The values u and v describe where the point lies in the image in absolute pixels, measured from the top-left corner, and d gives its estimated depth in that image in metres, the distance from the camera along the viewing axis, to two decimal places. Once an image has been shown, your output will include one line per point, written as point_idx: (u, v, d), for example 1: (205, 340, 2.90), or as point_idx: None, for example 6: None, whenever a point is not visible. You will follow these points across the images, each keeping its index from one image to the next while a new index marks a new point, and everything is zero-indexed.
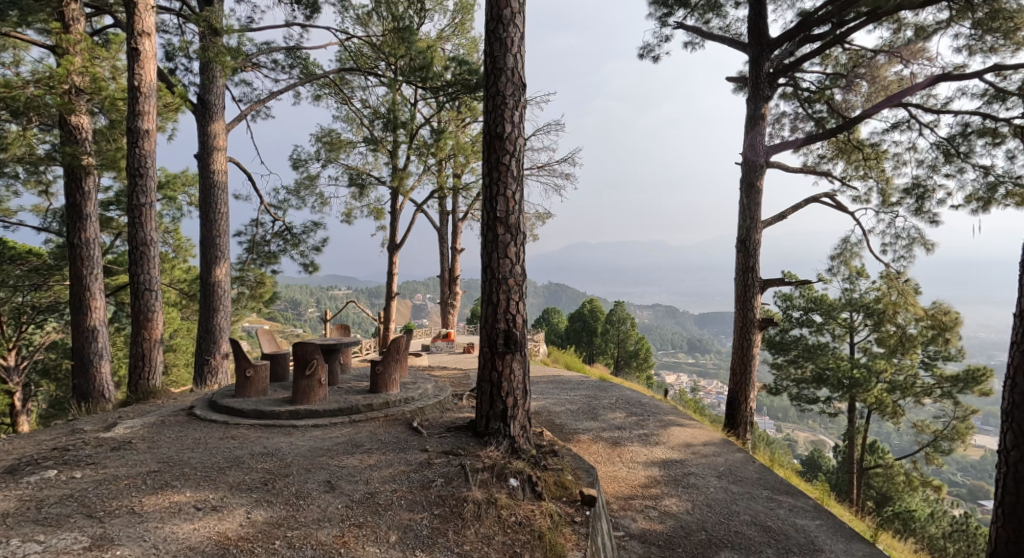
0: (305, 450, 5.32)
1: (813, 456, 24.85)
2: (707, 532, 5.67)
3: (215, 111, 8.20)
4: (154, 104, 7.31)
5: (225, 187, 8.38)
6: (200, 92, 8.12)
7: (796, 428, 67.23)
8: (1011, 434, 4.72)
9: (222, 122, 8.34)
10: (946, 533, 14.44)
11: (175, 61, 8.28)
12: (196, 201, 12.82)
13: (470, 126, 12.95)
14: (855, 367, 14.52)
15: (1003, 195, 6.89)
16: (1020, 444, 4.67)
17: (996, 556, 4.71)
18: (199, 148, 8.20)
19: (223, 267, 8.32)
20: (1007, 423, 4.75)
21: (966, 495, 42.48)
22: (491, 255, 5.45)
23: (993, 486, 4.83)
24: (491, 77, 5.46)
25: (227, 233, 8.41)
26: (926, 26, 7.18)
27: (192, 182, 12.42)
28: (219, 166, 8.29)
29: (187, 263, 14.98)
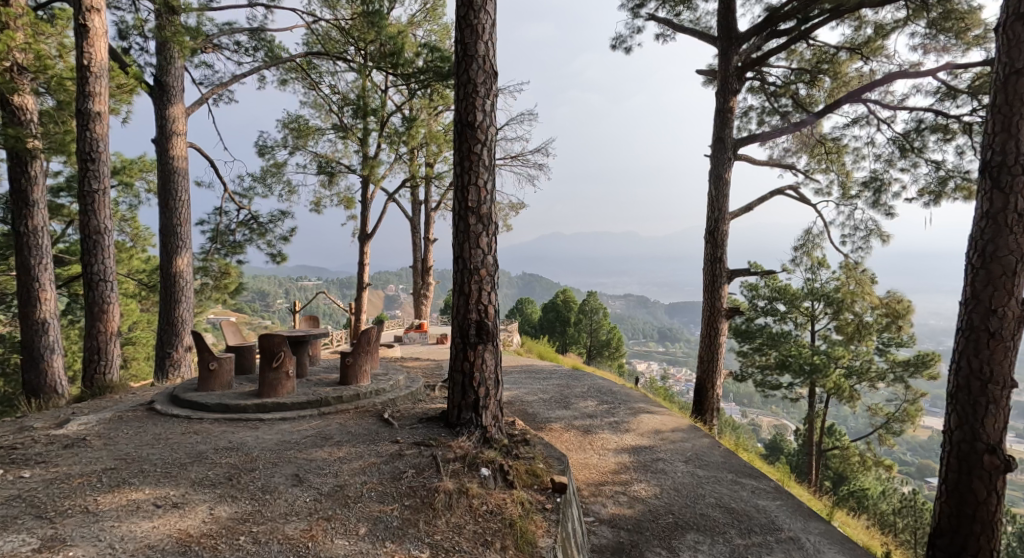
0: (273, 444, 5.27)
1: (775, 439, 25.69)
2: (674, 515, 5.81)
3: (174, 93, 7.95)
4: (106, 86, 7.05)
5: (186, 173, 8.16)
6: (158, 74, 7.85)
7: (760, 413, 69.22)
8: (954, 417, 4.95)
9: (181, 106, 8.09)
10: (896, 509, 15.13)
11: (130, 40, 7.97)
12: (155, 189, 12.48)
13: (443, 114, 12.77)
14: (815, 353, 14.95)
15: (953, 188, 7.16)
16: (962, 425, 4.90)
17: (940, 530, 4.99)
18: (157, 133, 7.95)
19: (185, 256, 8.12)
20: (952, 405, 4.99)
21: (914, 473, 44.45)
22: (463, 245, 5.45)
23: (938, 464, 5.09)
24: (463, 65, 5.43)
25: (188, 222, 8.21)
26: (884, 24, 7.37)
27: (149, 168, 12.06)
28: (179, 152, 8.06)
29: (146, 253, 14.58)
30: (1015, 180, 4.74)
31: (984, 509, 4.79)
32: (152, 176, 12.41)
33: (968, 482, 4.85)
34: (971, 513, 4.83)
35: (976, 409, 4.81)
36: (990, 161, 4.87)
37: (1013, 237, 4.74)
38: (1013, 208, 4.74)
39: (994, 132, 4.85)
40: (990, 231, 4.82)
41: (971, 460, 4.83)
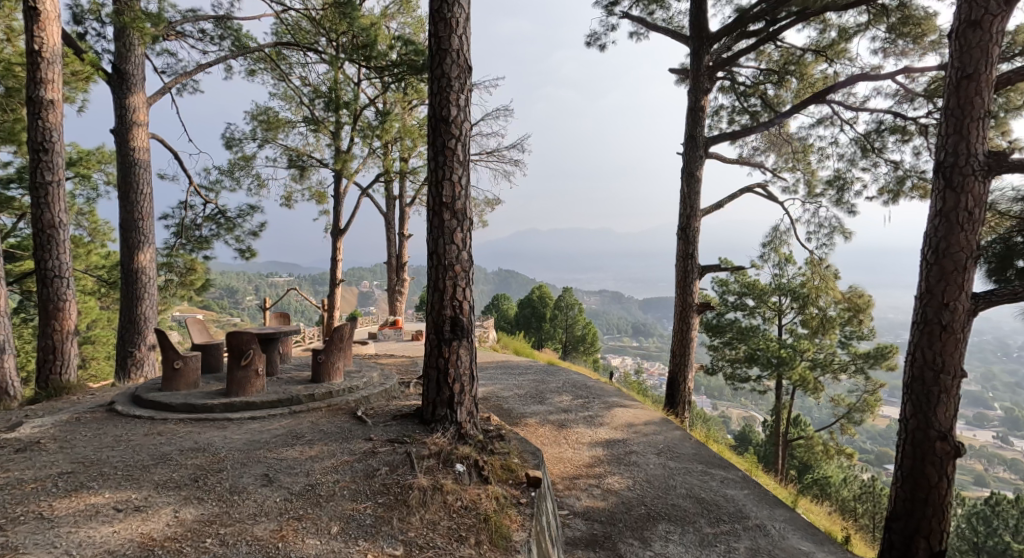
0: (242, 444, 5.19)
1: (744, 431, 26.31)
2: (646, 506, 5.90)
3: (134, 82, 7.71)
4: (59, 72, 6.82)
5: (148, 165, 7.95)
6: (116, 61, 7.60)
7: (730, 405, 70.61)
8: (909, 405, 5.15)
9: (142, 95, 7.86)
10: (856, 496, 15.69)
11: (85, 24, 7.70)
12: (114, 181, 12.13)
13: (417, 108, 12.66)
14: (782, 347, 15.32)
15: (909, 187, 7.39)
16: (916, 414, 5.10)
17: (896, 514, 5.20)
18: (116, 124, 7.72)
19: (148, 252, 7.92)
20: (907, 395, 5.18)
21: (873, 460, 46.00)
22: (438, 241, 5.43)
23: (894, 451, 5.29)
24: (436, 59, 5.40)
25: (150, 216, 8.00)
26: (848, 27, 7.55)
27: (107, 159, 11.73)
28: (140, 143, 7.84)
29: (106, 249, 14.19)
30: (967, 180, 4.92)
31: (935, 493, 5.02)
32: (111, 168, 12.08)
33: (921, 468, 5.06)
34: (923, 497, 5.05)
35: (930, 399, 5.01)
36: (943, 162, 5.04)
37: (964, 234, 4.92)
38: (964, 207, 4.93)
39: (947, 133, 5.03)
40: (943, 229, 5.00)
41: (924, 447, 5.04)
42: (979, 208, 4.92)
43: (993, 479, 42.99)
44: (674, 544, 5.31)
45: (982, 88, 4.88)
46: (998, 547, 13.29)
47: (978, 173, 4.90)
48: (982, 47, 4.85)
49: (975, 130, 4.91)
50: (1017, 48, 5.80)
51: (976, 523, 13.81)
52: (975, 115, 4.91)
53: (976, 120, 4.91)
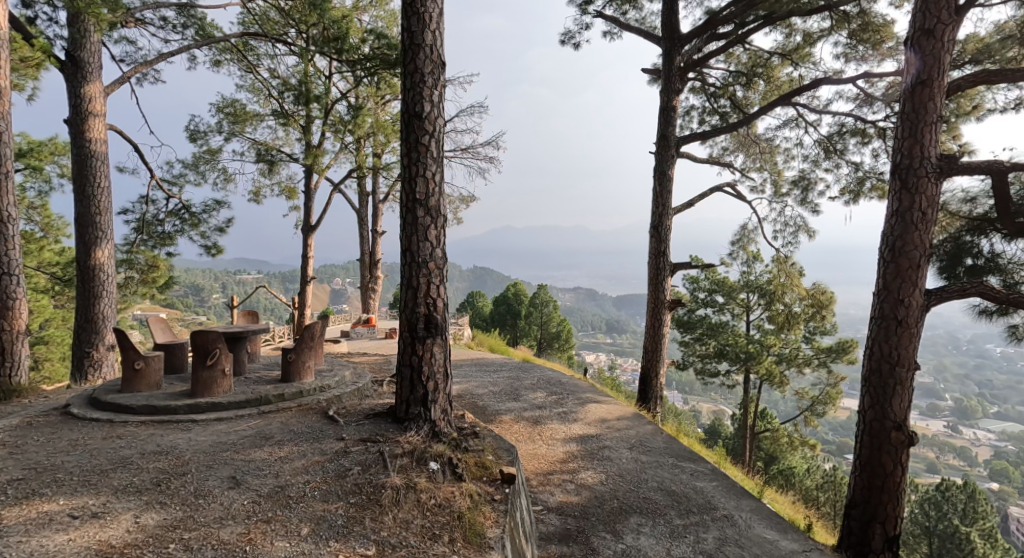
0: (208, 446, 5.07)
1: (713, 424, 26.81)
2: (619, 500, 5.96)
3: (89, 71, 7.46)
4: (6, 58, 6.56)
5: (106, 157, 7.71)
6: (69, 48, 7.34)
7: (701, 400, 71.86)
8: (868, 397, 5.33)
9: (98, 85, 7.60)
10: (819, 485, 16.13)
11: (36, 9, 7.40)
12: (68, 174, 11.72)
13: (391, 103, 12.51)
14: (750, 342, 15.65)
15: (869, 188, 7.59)
16: (874, 405, 5.28)
17: (855, 500, 5.41)
18: (70, 113, 7.45)
19: (106, 248, 7.68)
20: (865, 387, 5.36)
21: (835, 450, 47.42)
22: (412, 238, 5.38)
23: (853, 440, 5.48)
24: (409, 54, 5.34)
25: (108, 211, 7.75)
26: (812, 32, 7.71)
27: (61, 151, 11.33)
28: (97, 134, 7.59)
29: (60, 245, 13.70)
30: (921, 182, 5.07)
31: (891, 480, 5.22)
32: (65, 159, 11.66)
33: (878, 457, 5.25)
34: (880, 484, 5.26)
35: (887, 391, 5.19)
36: (899, 164, 5.19)
37: (918, 234, 5.08)
38: (919, 208, 5.08)
39: (902, 137, 5.19)
40: (899, 228, 5.16)
41: (881, 436, 5.23)
42: (932, 209, 5.09)
43: (944, 467, 44.74)
44: (645, 536, 5.37)
45: (934, 94, 5.04)
46: (949, 530, 13.81)
47: (931, 175, 5.06)
48: (934, 54, 5.00)
49: (928, 133, 5.08)
50: (967, 57, 5.94)
51: (928, 509, 14.30)
52: (929, 119, 5.07)
53: (929, 124, 5.07)
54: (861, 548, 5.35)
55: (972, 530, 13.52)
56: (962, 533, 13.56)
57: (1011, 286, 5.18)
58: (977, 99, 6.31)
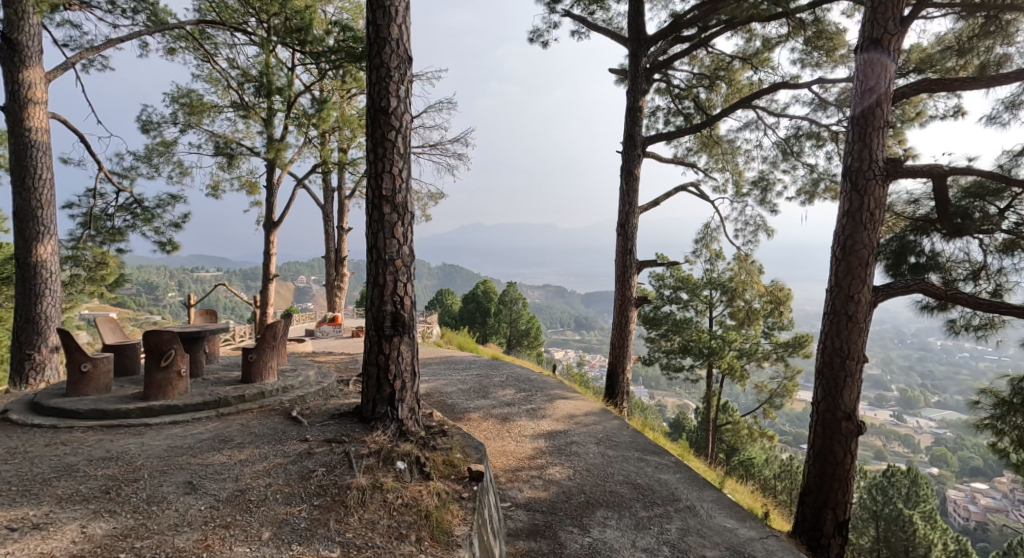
0: (161, 450, 4.90)
1: (678, 418, 27.33)
2: (586, 494, 6.01)
3: (28, 55, 7.11)
4: None
5: (47, 147, 7.36)
6: (6, 31, 6.98)
7: (666, 395, 73.17)
8: (821, 389, 5.49)
9: (39, 70, 7.25)
10: (777, 475, 16.60)
11: None
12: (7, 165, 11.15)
13: (356, 97, 12.29)
14: (712, 338, 16.01)
15: (823, 189, 7.81)
16: (826, 397, 5.45)
17: (809, 489, 5.58)
18: (8, 100, 7.08)
19: (48, 244, 7.35)
20: (819, 379, 5.52)
21: (793, 441, 48.94)
22: (378, 235, 5.30)
23: (808, 431, 5.64)
24: (375, 47, 5.25)
25: (51, 204, 7.42)
26: (771, 38, 7.89)
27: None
28: (37, 122, 7.24)
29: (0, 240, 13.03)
30: (870, 184, 5.24)
31: (841, 468, 5.40)
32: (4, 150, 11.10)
33: (830, 446, 5.43)
34: (832, 472, 5.43)
35: (839, 382, 5.36)
36: (850, 167, 5.36)
37: (867, 233, 5.25)
38: (867, 208, 5.25)
39: (852, 141, 5.35)
40: (850, 227, 5.32)
41: (832, 426, 5.41)
42: (880, 209, 5.26)
43: (892, 454, 46.58)
44: (611, 529, 5.43)
45: (882, 99, 5.21)
46: (894, 513, 14.31)
47: (879, 177, 5.23)
48: (881, 62, 5.17)
49: (876, 137, 5.25)
50: (913, 65, 6.20)
51: (875, 494, 14.78)
52: (876, 124, 5.24)
53: (877, 129, 5.23)
54: (814, 534, 5.52)
55: (914, 513, 14.06)
56: (905, 516, 14.07)
57: (951, 283, 5.44)
58: (920, 106, 6.57)
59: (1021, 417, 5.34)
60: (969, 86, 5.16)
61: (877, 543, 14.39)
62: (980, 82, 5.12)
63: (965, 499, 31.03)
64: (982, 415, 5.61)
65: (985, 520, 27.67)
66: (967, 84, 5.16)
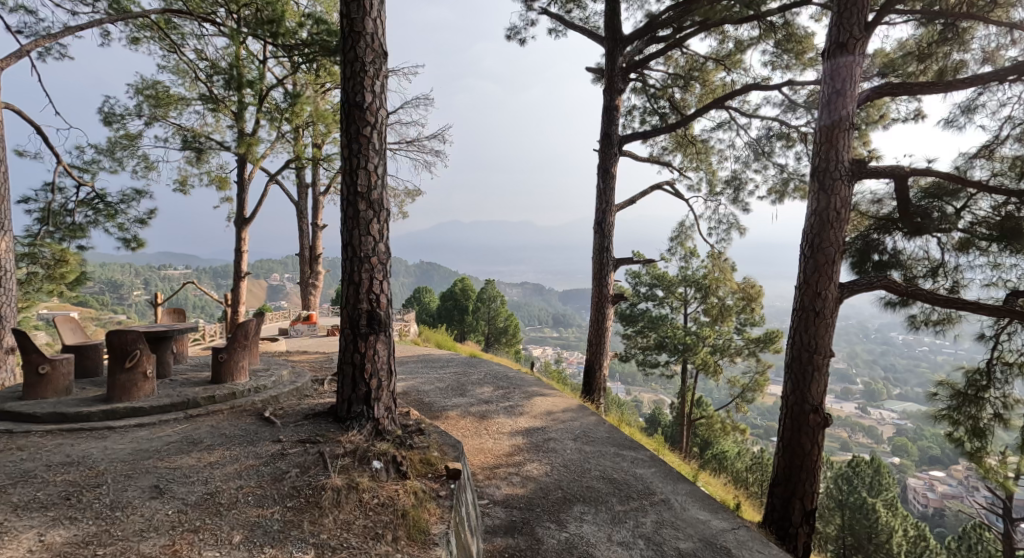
0: (126, 454, 4.79)
1: (654, 414, 27.66)
2: (563, 490, 6.03)
3: None
4: None
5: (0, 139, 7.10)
6: None
7: (642, 391, 73.98)
8: (789, 383, 5.60)
9: None
10: (749, 468, 16.88)
11: None
12: None
13: (331, 92, 12.10)
14: (687, 334, 16.24)
15: (793, 189, 7.96)
16: (795, 390, 5.57)
17: (777, 480, 5.70)
18: None
19: (2, 242, 7.10)
20: (788, 374, 5.63)
21: (764, 434, 49.93)
22: (352, 232, 5.24)
23: (777, 424, 5.76)
24: (349, 41, 5.18)
25: (5, 200, 7.17)
26: (743, 40, 8.00)
27: None
28: None
29: None
30: (836, 184, 5.36)
31: (809, 460, 5.52)
32: None
33: (798, 439, 5.55)
34: (799, 464, 5.54)
35: (807, 377, 5.47)
36: (817, 167, 5.47)
37: (834, 232, 5.37)
38: (833, 208, 5.36)
39: (819, 142, 5.46)
40: (817, 226, 5.43)
41: (800, 419, 5.53)
42: (846, 209, 5.38)
43: (857, 445, 47.82)
44: (588, 524, 5.46)
45: (847, 102, 5.32)
46: (858, 502, 14.58)
47: (845, 178, 5.36)
48: (847, 66, 5.28)
49: (842, 139, 5.36)
50: (877, 69, 6.30)
51: (841, 483, 15.12)
52: (842, 126, 5.35)
53: (842, 131, 5.35)
54: (783, 524, 5.63)
55: (877, 501, 14.40)
56: (869, 504, 14.36)
57: (912, 281, 5.61)
58: (883, 109, 6.74)
59: (975, 408, 5.56)
60: (931, 90, 5.30)
61: (842, 530, 14.79)
62: (939, 87, 5.26)
63: (925, 486, 32.17)
64: (940, 405, 5.77)
65: (943, 506, 28.62)
66: (928, 88, 5.30)
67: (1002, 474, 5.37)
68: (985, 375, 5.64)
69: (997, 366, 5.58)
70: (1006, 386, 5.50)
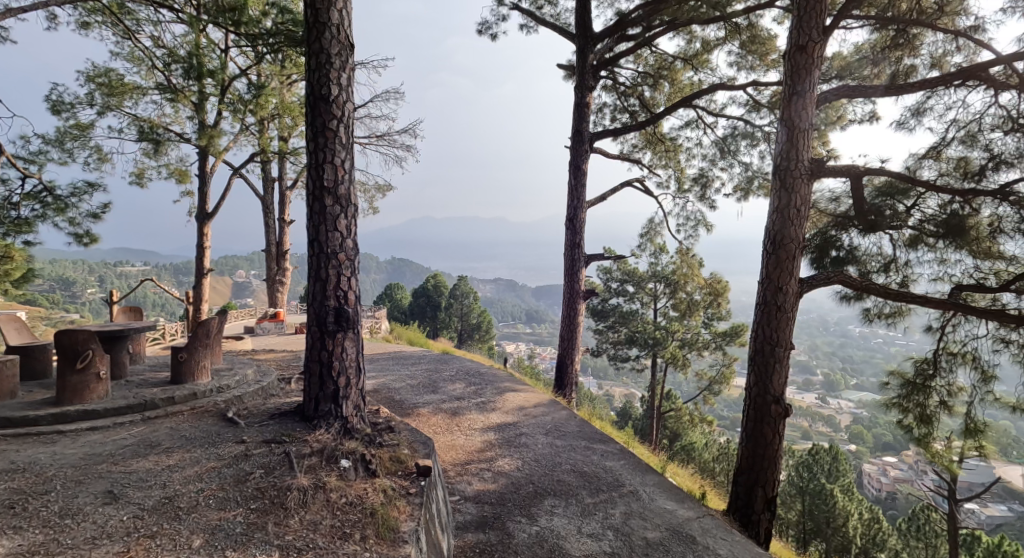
0: (77, 459, 4.61)
1: (625, 408, 28.09)
2: (534, 484, 6.05)
3: None
4: None
5: None
6: None
7: (612, 385, 75.01)
8: (752, 375, 5.72)
9: None
10: (715, 458, 17.23)
11: None
12: None
13: (297, 84, 11.83)
14: (656, 329, 16.57)
15: (757, 187, 8.12)
16: (758, 383, 5.68)
17: (741, 470, 5.82)
18: None
19: None
20: (751, 367, 5.75)
21: (731, 425, 51.23)
22: (319, 228, 5.13)
23: (741, 415, 5.88)
24: (315, 32, 5.06)
25: None
26: (710, 40, 8.11)
27: None
28: None
29: None
30: (796, 183, 5.48)
31: (771, 448, 5.66)
32: None
33: (759, 428, 5.69)
34: (762, 453, 5.68)
35: (768, 369, 5.59)
36: (779, 166, 5.58)
37: (794, 229, 5.50)
38: (794, 205, 5.49)
39: (781, 142, 5.57)
40: (778, 223, 5.55)
41: (763, 410, 5.65)
42: (805, 206, 5.51)
43: (815, 433, 49.42)
44: (558, 517, 5.49)
45: (806, 104, 5.44)
46: (817, 488, 15.07)
47: (804, 176, 5.48)
48: (807, 68, 5.39)
49: (802, 139, 5.48)
50: (835, 72, 6.46)
51: (802, 471, 15.54)
52: (802, 127, 5.47)
53: (802, 132, 5.47)
54: (746, 511, 5.76)
55: (835, 487, 14.81)
56: (827, 490, 14.78)
57: (865, 276, 5.79)
58: (841, 110, 6.92)
59: (923, 396, 5.75)
60: (884, 93, 5.46)
61: (802, 515, 15.22)
62: (891, 90, 5.43)
63: (877, 471, 33.56)
64: (891, 394, 5.98)
65: (894, 490, 29.83)
66: (882, 91, 5.45)
67: (947, 458, 5.64)
68: (931, 364, 5.84)
69: (943, 355, 5.79)
70: (951, 375, 5.72)
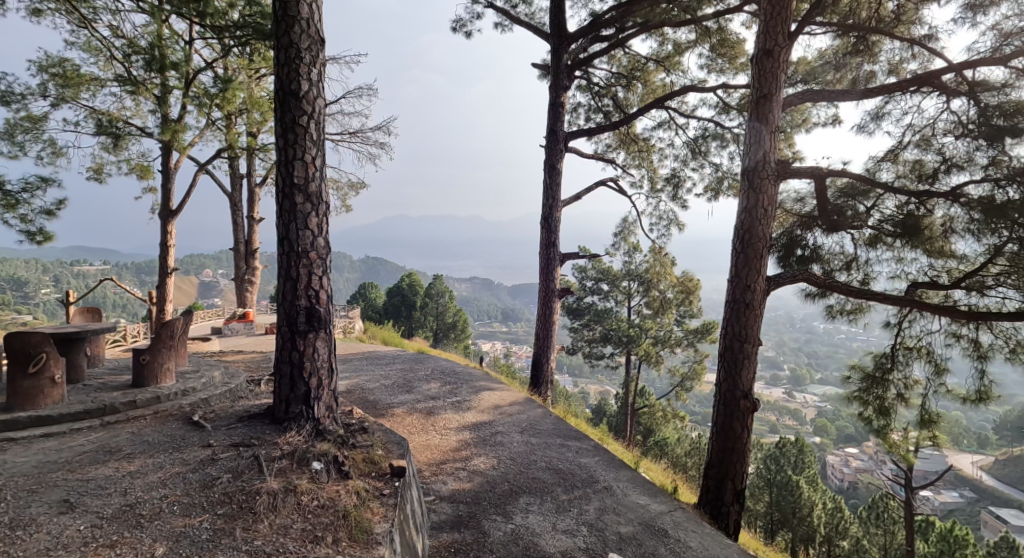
0: (31, 467, 4.42)
1: (600, 405, 28.31)
2: (510, 483, 6.02)
3: None
4: None
5: None
6: None
7: (587, 382, 75.55)
8: (722, 371, 5.79)
9: None
10: (687, 452, 17.47)
11: None
12: None
13: (266, 78, 11.56)
14: (630, 327, 16.71)
15: (727, 187, 8.22)
16: (727, 378, 5.74)
17: (712, 464, 5.88)
18: None
19: None
20: (721, 363, 5.81)
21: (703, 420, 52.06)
22: (289, 226, 5.01)
23: (712, 410, 5.94)
24: (283, 26, 4.94)
25: None
26: (681, 42, 8.17)
27: None
28: None
29: None
30: (764, 183, 5.56)
31: (740, 442, 5.73)
32: None
33: (728, 423, 5.75)
34: (731, 446, 5.75)
35: (738, 365, 5.66)
36: (747, 166, 5.65)
37: (763, 227, 5.57)
38: (762, 205, 5.56)
39: (749, 143, 5.63)
40: (746, 221, 5.62)
41: (732, 404, 5.72)
42: (772, 206, 5.59)
43: (783, 427, 50.51)
44: (533, 514, 5.46)
45: (773, 106, 5.51)
46: (784, 480, 15.39)
47: (771, 176, 5.56)
48: (774, 71, 5.46)
49: (770, 140, 5.55)
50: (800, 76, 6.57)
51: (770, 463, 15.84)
52: (770, 128, 5.54)
53: (770, 133, 5.54)
54: (716, 504, 5.82)
55: (800, 478, 15.12)
56: (793, 481, 15.11)
57: (829, 273, 5.91)
58: (806, 113, 7.05)
59: (882, 389, 5.88)
60: (848, 96, 5.56)
61: (770, 507, 15.51)
62: (854, 94, 5.53)
63: (842, 462, 34.52)
64: (852, 388, 6.10)
65: (857, 480, 30.71)
66: (848, 94, 5.56)
67: (904, 449, 5.78)
68: (890, 358, 5.96)
69: (900, 350, 5.91)
70: (908, 369, 5.84)
